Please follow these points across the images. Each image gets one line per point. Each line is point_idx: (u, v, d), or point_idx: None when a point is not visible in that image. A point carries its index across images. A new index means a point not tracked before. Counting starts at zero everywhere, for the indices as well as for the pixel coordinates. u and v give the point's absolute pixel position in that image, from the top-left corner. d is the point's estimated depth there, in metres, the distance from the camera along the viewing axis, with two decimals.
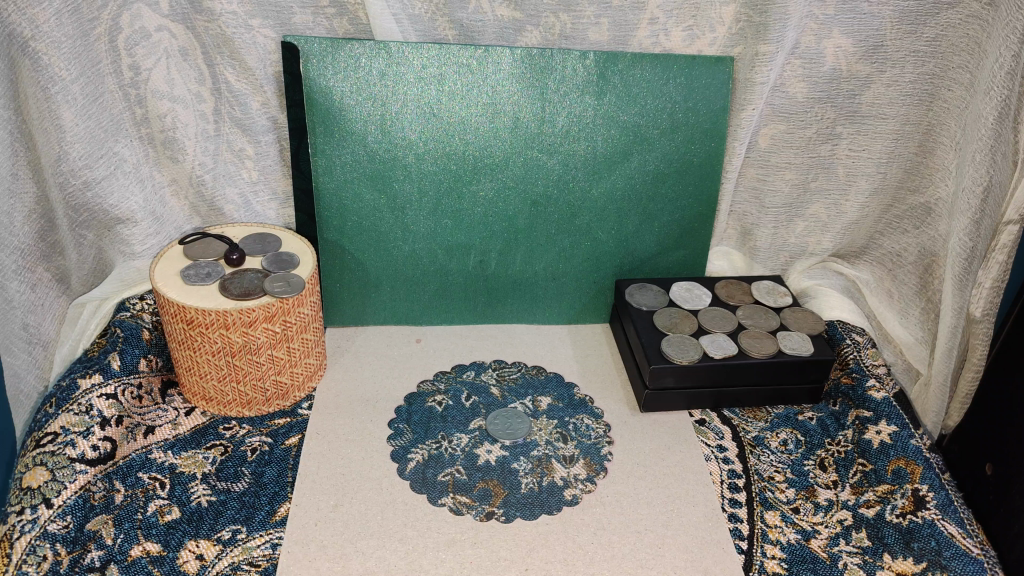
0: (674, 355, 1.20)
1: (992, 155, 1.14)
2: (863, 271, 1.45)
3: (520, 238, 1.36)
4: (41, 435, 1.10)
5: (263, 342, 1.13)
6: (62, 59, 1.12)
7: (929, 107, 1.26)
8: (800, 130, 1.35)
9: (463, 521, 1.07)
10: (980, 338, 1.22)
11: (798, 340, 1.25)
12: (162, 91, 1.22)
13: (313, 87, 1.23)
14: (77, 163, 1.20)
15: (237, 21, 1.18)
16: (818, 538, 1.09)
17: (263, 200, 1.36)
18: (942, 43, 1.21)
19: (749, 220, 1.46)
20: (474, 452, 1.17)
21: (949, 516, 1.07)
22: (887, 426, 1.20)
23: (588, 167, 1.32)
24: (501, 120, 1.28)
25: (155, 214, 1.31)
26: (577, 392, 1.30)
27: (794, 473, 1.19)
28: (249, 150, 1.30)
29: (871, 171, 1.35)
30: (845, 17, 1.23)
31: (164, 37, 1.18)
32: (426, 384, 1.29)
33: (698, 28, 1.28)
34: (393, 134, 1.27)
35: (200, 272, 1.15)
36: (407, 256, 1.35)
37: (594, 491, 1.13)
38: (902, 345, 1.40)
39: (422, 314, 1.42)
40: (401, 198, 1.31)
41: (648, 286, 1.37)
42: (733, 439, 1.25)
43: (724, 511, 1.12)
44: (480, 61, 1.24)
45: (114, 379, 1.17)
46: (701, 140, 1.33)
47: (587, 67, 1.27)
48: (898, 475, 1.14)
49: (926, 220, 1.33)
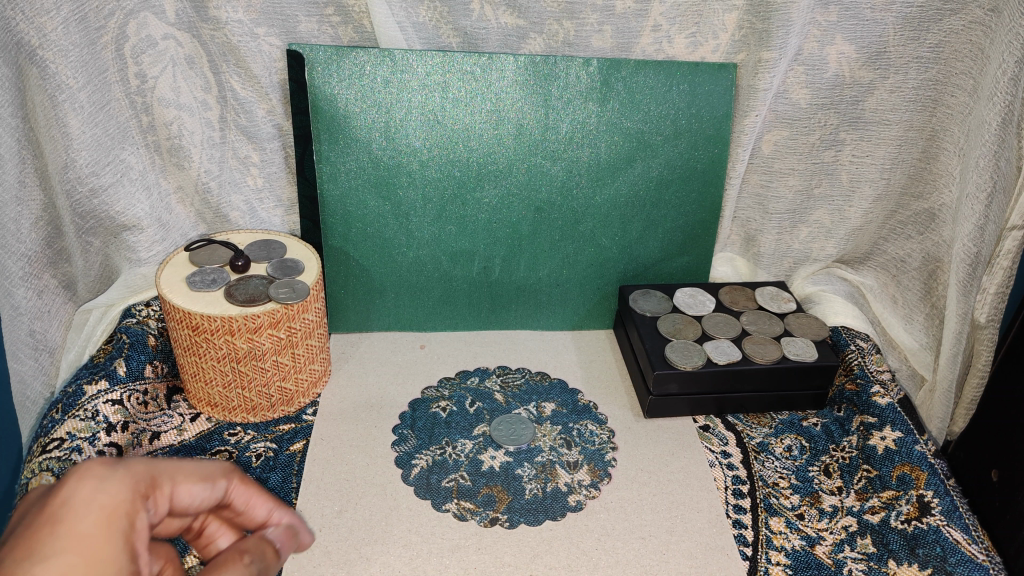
0: (679, 361, 1.20)
1: (997, 160, 1.14)
2: (867, 276, 1.45)
3: (524, 244, 1.36)
4: (47, 440, 1.10)
5: (269, 348, 1.14)
6: (69, 67, 1.13)
7: (933, 113, 1.27)
8: (804, 135, 1.35)
9: (467, 526, 1.07)
10: (985, 344, 1.23)
11: (802, 345, 1.26)
12: (168, 98, 1.23)
13: (318, 94, 1.23)
14: (85, 171, 1.21)
15: (243, 30, 1.19)
16: (823, 545, 1.09)
17: (268, 207, 1.37)
18: (945, 49, 1.21)
19: (752, 226, 1.46)
20: (479, 458, 1.17)
21: (954, 522, 1.07)
22: (892, 432, 1.20)
23: (591, 174, 1.33)
24: (505, 126, 1.29)
25: (161, 221, 1.32)
26: (580, 398, 1.30)
27: (798, 479, 1.19)
28: (255, 157, 1.31)
29: (874, 177, 1.35)
30: (848, 23, 1.23)
31: (170, 45, 1.19)
32: (430, 389, 1.29)
33: (701, 36, 1.28)
34: (397, 141, 1.27)
35: (205, 278, 1.16)
36: (411, 262, 1.36)
37: (598, 496, 1.13)
38: (907, 350, 1.40)
39: (426, 319, 1.42)
40: (405, 205, 1.31)
41: (652, 292, 1.37)
42: (738, 445, 1.24)
43: (728, 517, 1.12)
44: (484, 68, 1.25)
45: (120, 385, 1.18)
46: (705, 146, 1.34)
47: (591, 74, 1.27)
48: (903, 482, 1.13)
49: (930, 226, 1.33)
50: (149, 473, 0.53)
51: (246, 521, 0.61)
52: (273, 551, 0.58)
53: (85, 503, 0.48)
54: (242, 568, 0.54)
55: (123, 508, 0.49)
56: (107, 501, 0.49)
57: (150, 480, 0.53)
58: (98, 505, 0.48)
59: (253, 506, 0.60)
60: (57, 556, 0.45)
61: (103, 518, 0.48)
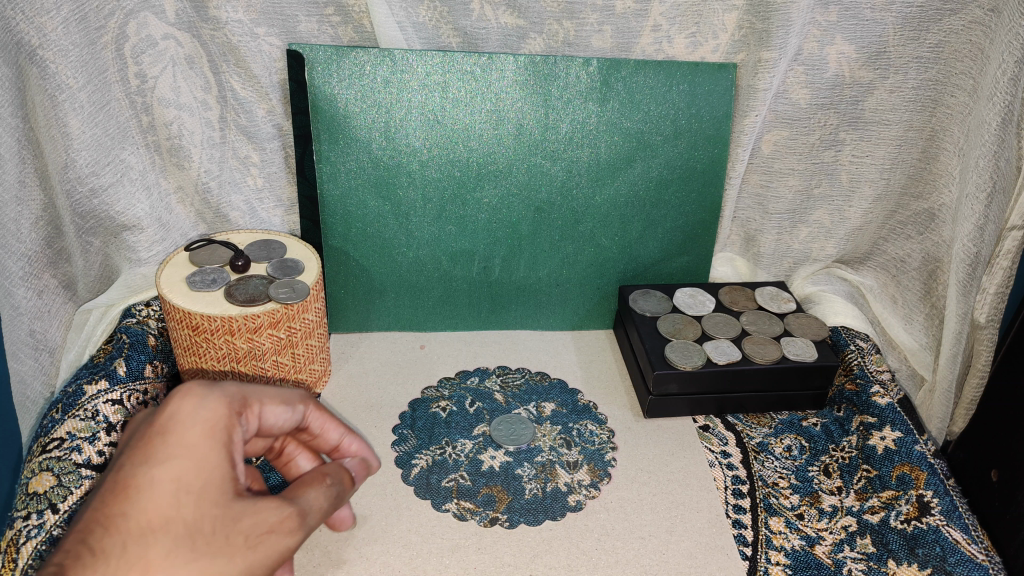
0: (678, 361, 1.20)
1: (996, 159, 1.14)
2: (867, 277, 1.45)
3: (524, 244, 1.36)
4: (47, 440, 1.09)
5: (269, 348, 1.14)
6: (69, 67, 1.13)
7: (933, 113, 1.27)
8: (804, 135, 1.35)
9: (467, 526, 1.07)
10: (985, 344, 1.23)
11: (802, 345, 1.26)
12: (168, 98, 1.23)
13: (317, 94, 1.23)
14: (85, 171, 1.21)
15: (243, 30, 1.19)
16: (822, 544, 1.09)
17: (268, 207, 1.37)
18: (946, 49, 1.21)
19: (752, 226, 1.47)
20: (479, 458, 1.17)
21: (954, 522, 1.07)
22: (892, 432, 1.20)
23: (591, 173, 1.33)
24: (504, 126, 1.29)
25: (161, 221, 1.32)
26: (580, 398, 1.30)
27: (798, 479, 1.19)
28: (255, 157, 1.32)
29: (874, 177, 1.35)
30: (848, 23, 1.23)
31: (170, 45, 1.19)
32: (430, 389, 1.30)
33: (701, 36, 1.28)
34: (397, 141, 1.27)
35: (206, 278, 1.16)
36: (411, 262, 1.36)
37: (598, 496, 1.13)
38: (907, 351, 1.40)
39: (426, 319, 1.42)
40: (405, 205, 1.31)
41: (652, 292, 1.37)
42: (738, 444, 1.24)
43: (728, 517, 1.12)
44: (483, 68, 1.25)
45: (120, 384, 1.18)
46: (705, 146, 1.34)
47: (590, 73, 1.27)
48: (903, 482, 1.13)
49: (930, 226, 1.33)
50: (242, 395, 0.74)
51: (323, 442, 0.87)
52: (350, 478, 0.78)
53: (191, 417, 0.68)
54: (324, 489, 0.74)
55: (219, 422, 0.69)
56: (207, 418, 0.68)
57: (243, 401, 0.74)
58: (201, 419, 0.68)
59: (329, 429, 0.86)
60: (171, 460, 0.65)
61: (206, 430, 0.68)
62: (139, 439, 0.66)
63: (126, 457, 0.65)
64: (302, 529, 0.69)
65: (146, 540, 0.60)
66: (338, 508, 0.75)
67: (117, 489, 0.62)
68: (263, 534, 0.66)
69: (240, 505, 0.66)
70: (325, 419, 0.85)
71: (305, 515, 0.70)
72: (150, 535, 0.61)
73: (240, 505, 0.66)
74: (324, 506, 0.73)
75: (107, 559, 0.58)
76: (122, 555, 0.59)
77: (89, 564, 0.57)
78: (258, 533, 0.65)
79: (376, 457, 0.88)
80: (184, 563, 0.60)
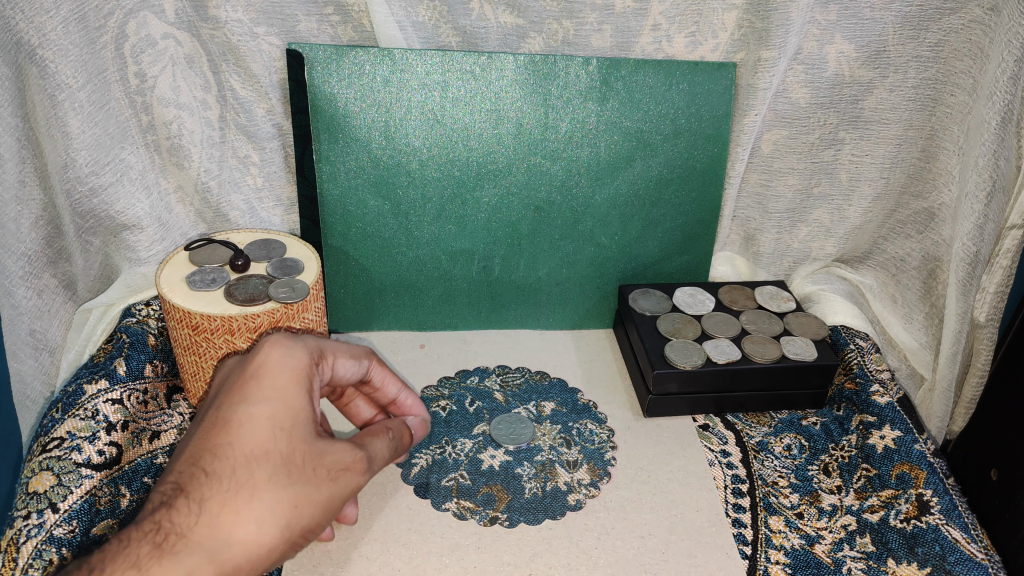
0: (678, 360, 1.20)
1: (996, 158, 1.14)
2: (867, 276, 1.45)
3: (523, 244, 1.36)
4: (47, 440, 1.09)
5: None
6: (69, 66, 1.13)
7: (932, 112, 1.26)
8: (803, 134, 1.36)
9: (467, 526, 1.07)
10: (985, 343, 1.23)
11: (801, 344, 1.26)
12: (168, 98, 1.23)
13: (317, 94, 1.23)
14: (84, 170, 1.21)
15: (242, 29, 1.19)
16: (821, 543, 1.09)
17: (268, 206, 1.37)
18: (945, 48, 1.21)
19: (752, 226, 1.47)
20: (478, 457, 1.17)
21: (954, 522, 1.07)
22: (892, 431, 1.20)
23: (591, 173, 1.33)
24: (504, 125, 1.29)
25: (161, 220, 1.32)
26: (580, 397, 1.30)
27: (797, 478, 1.19)
28: (254, 157, 1.32)
29: (873, 176, 1.36)
30: (847, 22, 1.23)
31: (170, 44, 1.19)
32: (430, 388, 1.29)
33: (700, 35, 1.29)
34: (397, 140, 1.27)
35: (205, 277, 1.16)
36: (411, 262, 1.36)
37: (598, 496, 1.13)
38: (907, 349, 1.40)
39: (426, 318, 1.42)
40: (405, 205, 1.31)
41: (652, 292, 1.37)
42: (738, 443, 1.25)
43: (728, 516, 1.12)
44: (483, 68, 1.25)
45: (120, 384, 1.18)
46: (704, 145, 1.34)
47: (590, 73, 1.27)
48: (903, 480, 1.13)
49: (930, 225, 1.33)
50: (321, 349, 0.86)
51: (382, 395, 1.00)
52: (406, 434, 0.92)
53: (280, 366, 0.81)
54: (387, 440, 0.87)
55: (303, 370, 0.82)
56: (294, 366, 0.81)
57: (321, 354, 0.86)
58: (289, 367, 0.81)
59: (389, 384, 0.99)
60: (266, 401, 0.78)
61: (294, 376, 0.80)
62: (238, 381, 0.79)
63: (226, 397, 0.79)
64: (370, 470, 0.82)
65: (251, 466, 0.74)
66: (397, 454, 0.89)
67: (220, 423, 0.76)
68: (342, 470, 0.78)
69: (322, 444, 0.78)
70: (385, 373, 0.98)
71: (373, 460, 0.83)
72: (254, 462, 0.74)
73: (320, 442, 0.78)
74: (386, 452, 0.86)
75: (219, 479, 0.73)
76: (231, 476, 0.73)
77: (204, 483, 0.72)
78: (338, 468, 0.78)
79: (425, 412, 1.02)
80: (281, 487, 0.74)
